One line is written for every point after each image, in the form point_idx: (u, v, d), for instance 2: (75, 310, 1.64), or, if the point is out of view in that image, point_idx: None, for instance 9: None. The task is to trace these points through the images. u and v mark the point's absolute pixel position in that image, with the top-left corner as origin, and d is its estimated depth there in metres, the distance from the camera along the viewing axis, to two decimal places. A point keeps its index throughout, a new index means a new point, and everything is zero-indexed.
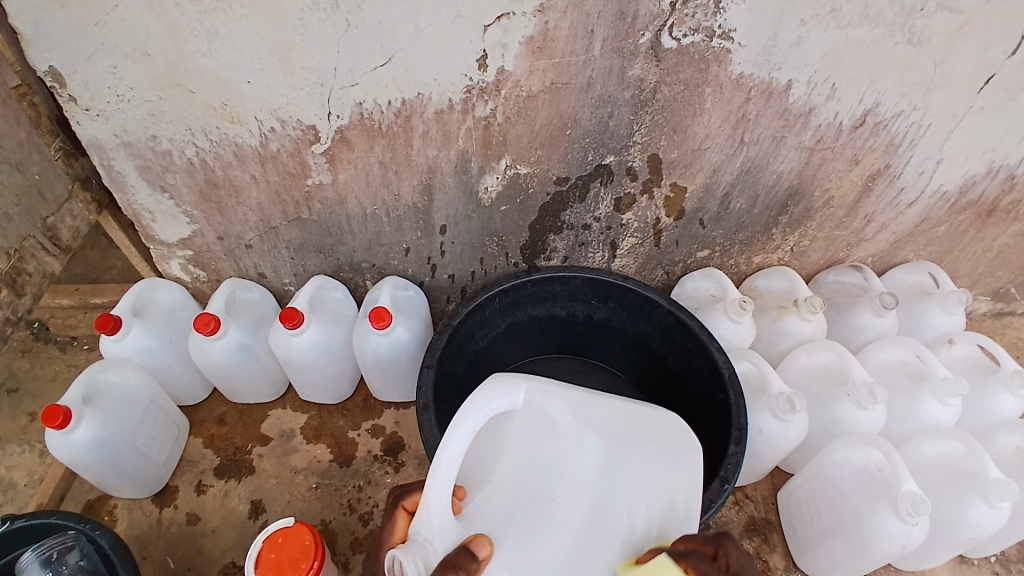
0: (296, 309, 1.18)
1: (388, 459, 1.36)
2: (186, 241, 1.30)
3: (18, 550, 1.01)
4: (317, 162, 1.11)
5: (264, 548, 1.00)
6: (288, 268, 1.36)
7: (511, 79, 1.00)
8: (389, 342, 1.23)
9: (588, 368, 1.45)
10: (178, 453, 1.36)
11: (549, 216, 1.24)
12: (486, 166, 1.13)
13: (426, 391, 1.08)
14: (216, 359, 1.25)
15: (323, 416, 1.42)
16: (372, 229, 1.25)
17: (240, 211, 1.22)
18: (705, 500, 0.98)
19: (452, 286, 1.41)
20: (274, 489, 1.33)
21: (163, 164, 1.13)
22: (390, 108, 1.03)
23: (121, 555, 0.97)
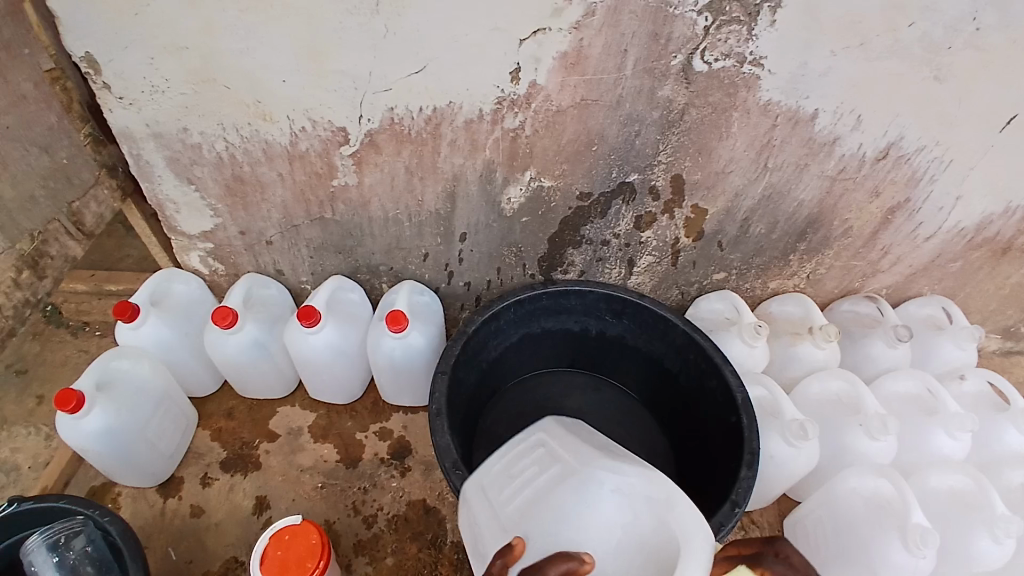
0: (314, 308, 1.19)
1: (394, 463, 1.36)
2: (207, 234, 1.31)
3: (28, 531, 1.02)
4: (344, 164, 1.13)
5: (271, 545, 1.01)
6: (306, 267, 1.37)
7: (542, 93, 1.01)
8: (403, 346, 1.23)
9: (598, 384, 1.46)
10: (185, 445, 1.37)
11: (569, 230, 1.25)
12: (511, 177, 1.14)
13: (439, 396, 1.08)
14: (231, 353, 1.26)
15: (331, 416, 1.42)
16: (393, 233, 1.27)
17: (263, 208, 1.23)
18: (715, 522, 0.98)
19: (467, 294, 1.42)
20: (279, 487, 1.33)
21: (192, 157, 1.15)
22: (421, 114, 1.04)
23: (128, 543, 0.97)
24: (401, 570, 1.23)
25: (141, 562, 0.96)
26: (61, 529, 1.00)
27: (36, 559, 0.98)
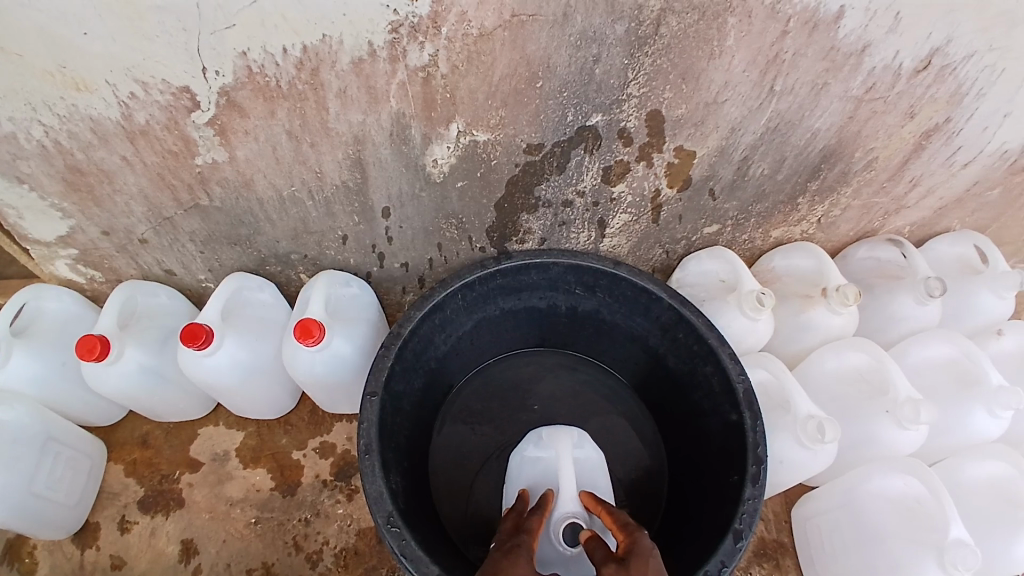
0: (200, 326, 0.91)
1: (340, 484, 1.15)
2: (63, 238, 1.02)
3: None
4: (204, 136, 0.83)
5: None
6: (200, 264, 1.09)
7: (453, 11, 0.71)
8: (326, 358, 0.98)
9: (573, 363, 1.23)
10: (95, 486, 1.15)
11: (519, 193, 0.98)
12: (432, 132, 0.85)
13: (367, 428, 0.85)
14: (116, 386, 1.00)
15: (262, 434, 1.19)
16: (296, 215, 0.98)
17: (119, 200, 0.94)
18: (715, 562, 0.79)
19: (405, 275, 1.15)
20: (207, 527, 1.12)
21: (6, 149, 0.84)
22: (289, 58, 0.73)
23: None
24: None
25: None
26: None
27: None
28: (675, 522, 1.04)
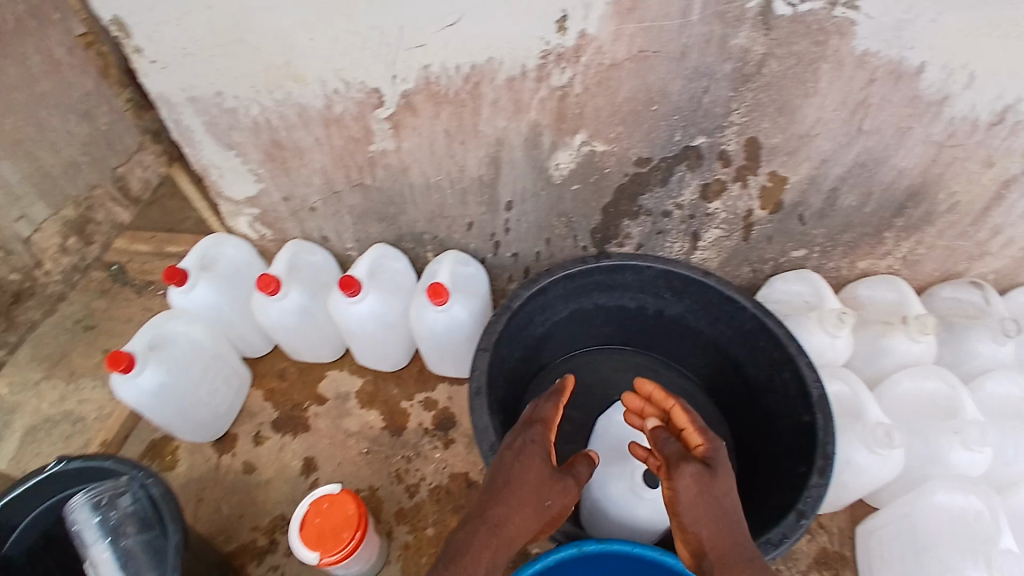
0: (354, 278, 1.16)
1: (438, 433, 1.35)
2: (252, 199, 1.29)
3: (72, 488, 1.00)
4: (381, 128, 1.06)
5: (311, 511, 1.01)
6: (350, 234, 1.33)
7: (593, 44, 0.90)
8: (445, 318, 1.20)
9: (650, 365, 1.37)
10: (237, 406, 1.39)
11: (625, 199, 1.13)
12: (559, 141, 1.03)
13: (479, 376, 1.04)
14: (278, 320, 1.26)
15: (378, 382, 1.43)
16: (435, 200, 1.20)
17: (304, 173, 1.19)
18: (777, 534, 0.89)
19: (513, 263, 1.33)
20: (326, 449, 1.34)
21: (230, 123, 1.10)
22: (459, 72, 0.94)
23: (169, 507, 0.92)
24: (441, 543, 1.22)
25: (181, 525, 0.92)
26: (100, 489, 0.96)
27: (76, 518, 0.94)
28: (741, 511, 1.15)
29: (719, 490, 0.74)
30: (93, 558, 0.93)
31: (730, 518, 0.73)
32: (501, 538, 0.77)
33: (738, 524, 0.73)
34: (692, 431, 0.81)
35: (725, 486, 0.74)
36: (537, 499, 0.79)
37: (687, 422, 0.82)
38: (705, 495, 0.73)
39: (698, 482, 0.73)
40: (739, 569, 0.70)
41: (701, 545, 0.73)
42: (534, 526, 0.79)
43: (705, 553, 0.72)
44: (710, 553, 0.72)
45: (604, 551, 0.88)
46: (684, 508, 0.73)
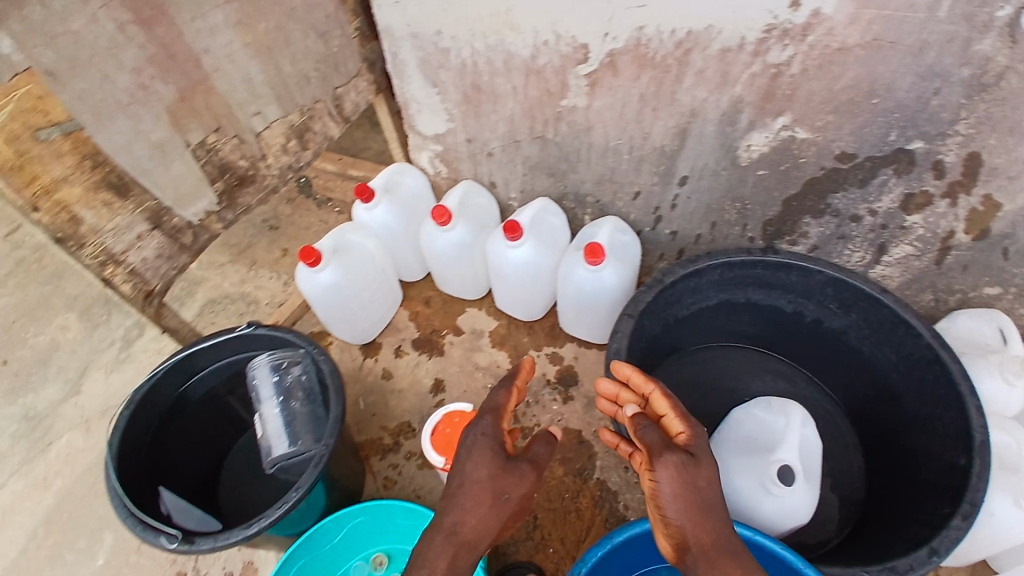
0: (517, 223, 1.24)
1: (559, 388, 1.41)
2: (439, 137, 1.39)
3: (254, 349, 1.11)
4: (578, 84, 1.10)
5: (441, 421, 1.14)
6: (517, 184, 1.41)
7: (825, 24, 0.89)
8: (593, 280, 1.25)
9: (791, 374, 1.39)
10: (383, 320, 1.53)
11: (814, 195, 1.13)
12: (759, 121, 1.05)
13: (620, 337, 1.12)
14: (440, 249, 1.37)
15: (511, 328, 1.51)
16: (609, 164, 1.24)
17: (492, 118, 1.27)
18: (904, 562, 0.88)
19: (670, 242, 1.35)
20: (456, 375, 1.46)
21: (439, 61, 1.20)
22: (672, 37, 0.97)
23: (334, 385, 1.01)
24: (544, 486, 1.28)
25: (340, 404, 0.99)
26: (283, 354, 1.07)
27: (259, 373, 1.07)
28: (864, 539, 1.13)
29: (701, 478, 0.78)
30: (264, 410, 1.04)
31: (712, 507, 0.77)
32: (459, 544, 0.79)
33: (719, 515, 0.77)
34: (676, 420, 0.85)
35: (707, 475, 0.78)
36: (491, 493, 0.81)
37: (671, 411, 0.86)
38: (690, 485, 0.77)
39: (681, 471, 0.77)
40: (720, 558, 0.74)
41: (686, 538, 0.77)
42: (496, 524, 0.81)
43: (687, 545, 0.77)
44: (693, 542, 0.76)
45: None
46: (668, 501, 0.77)
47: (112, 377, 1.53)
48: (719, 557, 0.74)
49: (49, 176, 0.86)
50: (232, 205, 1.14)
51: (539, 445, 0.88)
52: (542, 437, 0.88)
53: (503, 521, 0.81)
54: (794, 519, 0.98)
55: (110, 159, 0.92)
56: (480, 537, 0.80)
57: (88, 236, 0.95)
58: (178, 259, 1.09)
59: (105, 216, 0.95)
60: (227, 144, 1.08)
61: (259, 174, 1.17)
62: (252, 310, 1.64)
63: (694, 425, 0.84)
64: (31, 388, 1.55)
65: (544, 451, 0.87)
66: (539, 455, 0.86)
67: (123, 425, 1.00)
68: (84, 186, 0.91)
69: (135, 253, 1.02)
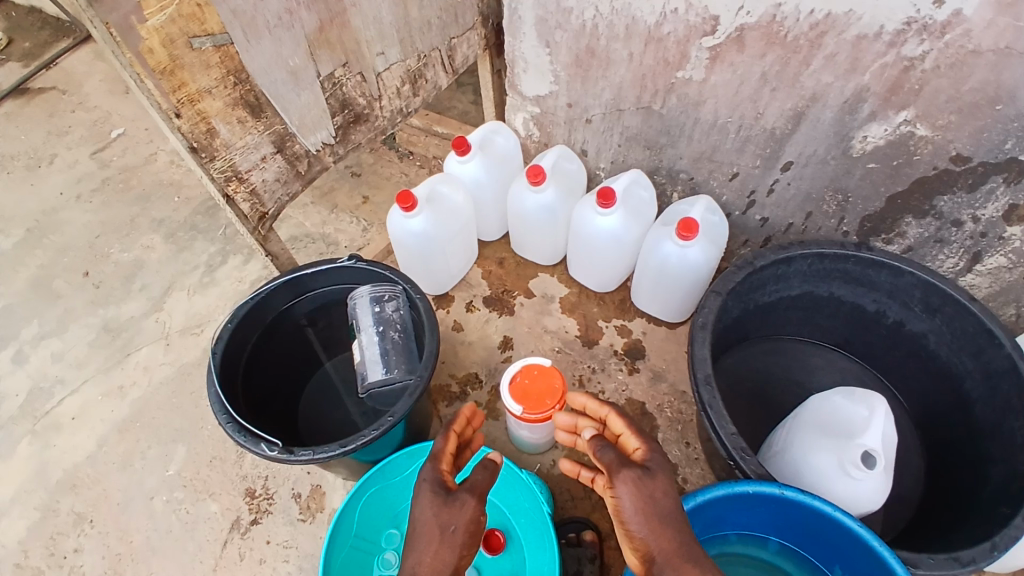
0: (612, 191, 1.27)
1: (626, 359, 1.43)
2: (539, 99, 1.43)
3: (353, 281, 1.16)
4: (700, 56, 1.15)
5: (520, 372, 1.14)
6: (609, 154, 1.45)
7: (963, 25, 0.91)
8: (680, 256, 1.27)
9: (864, 375, 1.46)
10: (459, 273, 1.57)
11: (920, 196, 1.16)
12: (880, 112, 1.07)
13: (706, 312, 1.14)
14: (528, 208, 1.41)
15: (581, 297, 1.53)
16: (712, 141, 1.29)
17: (599, 84, 1.31)
18: (966, 553, 0.91)
19: (759, 230, 1.42)
20: (524, 335, 1.48)
21: (559, 20, 1.24)
22: (809, 18, 1.00)
23: (429, 323, 1.04)
24: None
25: (436, 342, 1.03)
26: (383, 288, 1.12)
27: (359, 304, 1.11)
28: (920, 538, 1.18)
29: (659, 489, 0.79)
30: (364, 340, 1.09)
31: (671, 517, 0.78)
32: None
33: (680, 525, 0.78)
34: (631, 440, 0.88)
35: (664, 486, 0.80)
36: (438, 528, 0.81)
37: (625, 431, 0.89)
38: (648, 497, 0.79)
39: (638, 486, 0.79)
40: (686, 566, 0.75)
41: (651, 550, 0.77)
42: (450, 560, 0.80)
43: (654, 558, 0.76)
44: (659, 556, 0.76)
45: (801, 503, 0.93)
46: (630, 516, 0.78)
47: (196, 298, 1.57)
48: (684, 563, 0.74)
49: (196, 86, 0.89)
50: (344, 140, 1.18)
51: (477, 478, 0.87)
52: (486, 466, 0.88)
53: (458, 552, 0.80)
54: (864, 503, 1.03)
55: (251, 79, 0.95)
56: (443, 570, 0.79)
57: (219, 150, 0.97)
58: (292, 185, 1.13)
59: (238, 133, 0.98)
60: (351, 80, 1.12)
61: (373, 114, 1.21)
62: (331, 251, 1.70)
63: (650, 441, 0.86)
64: (113, 301, 1.59)
65: (483, 479, 0.86)
66: (478, 483, 0.85)
67: (228, 337, 1.04)
68: (225, 101, 0.94)
69: (257, 174, 1.05)
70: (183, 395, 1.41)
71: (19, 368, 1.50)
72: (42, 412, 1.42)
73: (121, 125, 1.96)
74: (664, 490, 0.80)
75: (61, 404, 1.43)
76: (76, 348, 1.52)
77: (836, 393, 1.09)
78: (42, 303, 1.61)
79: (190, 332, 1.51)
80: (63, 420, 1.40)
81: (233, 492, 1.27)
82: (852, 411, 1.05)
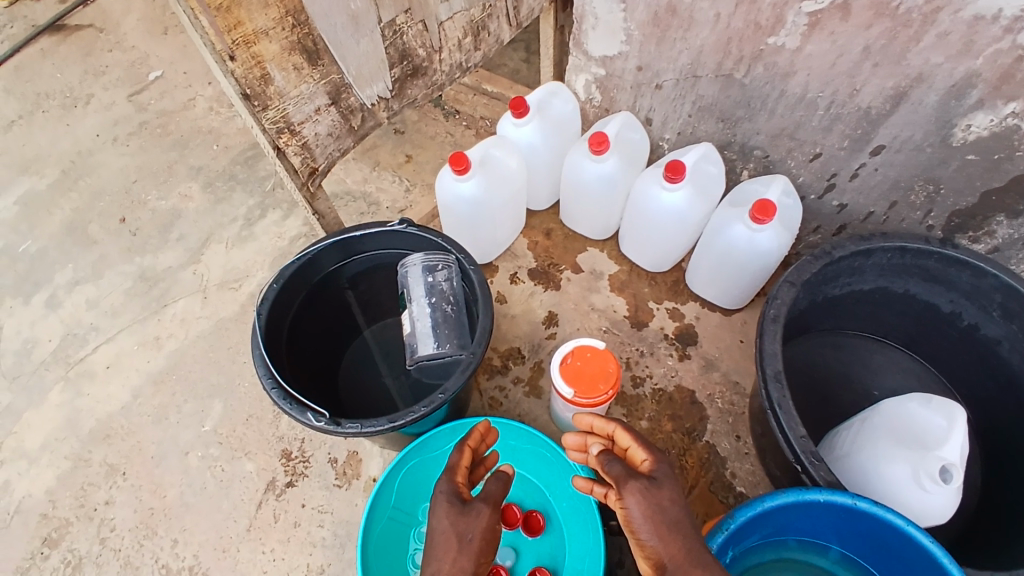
0: (682, 165, 1.19)
1: (676, 344, 1.37)
2: (606, 60, 1.33)
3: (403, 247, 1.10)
4: (795, 22, 1.04)
5: (572, 353, 1.08)
6: (677, 124, 1.35)
7: None
8: (749, 239, 1.20)
9: (926, 376, 1.38)
10: (505, 243, 1.50)
11: (1017, 193, 1.06)
12: (988, 101, 0.98)
13: (778, 304, 1.07)
14: (586, 177, 1.33)
15: (632, 275, 1.46)
16: (796, 118, 1.18)
17: (676, 47, 1.21)
18: None
19: (833, 217, 1.32)
20: (570, 312, 1.42)
21: None
22: None
23: (484, 296, 0.99)
24: (652, 438, 1.26)
25: (491, 317, 0.97)
26: (435, 256, 1.06)
27: (411, 272, 1.05)
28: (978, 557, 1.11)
29: (666, 498, 0.75)
30: (415, 309, 1.03)
31: (682, 525, 0.73)
32: None
33: (692, 533, 0.73)
34: (635, 451, 0.83)
35: (671, 497, 0.75)
36: (456, 537, 0.78)
37: (631, 442, 0.84)
38: (658, 507, 0.74)
39: (647, 495, 0.74)
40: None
41: (663, 562, 0.71)
42: (468, 567, 0.76)
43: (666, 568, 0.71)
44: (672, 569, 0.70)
45: (873, 516, 0.87)
46: (639, 525, 0.74)
47: (233, 252, 1.53)
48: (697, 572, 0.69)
49: (253, 26, 0.81)
50: (400, 95, 1.10)
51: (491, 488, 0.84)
52: (498, 477, 0.86)
53: (476, 559, 0.76)
54: (932, 516, 0.99)
55: (310, 21, 0.87)
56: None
57: (273, 99, 0.90)
58: (344, 141, 1.06)
59: (293, 80, 0.91)
60: (412, 29, 1.03)
61: (431, 68, 1.12)
62: (371, 212, 1.63)
63: (657, 451, 0.82)
64: (149, 250, 1.56)
65: (497, 490, 0.84)
66: (491, 491, 0.83)
67: (273, 298, 1.00)
68: (280, 45, 0.86)
69: (310, 127, 0.98)
70: (220, 350, 1.39)
71: (55, 312, 1.49)
72: (76, 359, 1.42)
73: (159, 67, 1.89)
74: (672, 498, 0.75)
75: (95, 352, 1.42)
76: (111, 295, 1.50)
77: (912, 398, 1.03)
78: (77, 248, 1.58)
79: (228, 287, 1.48)
80: (97, 368, 1.40)
81: (270, 453, 1.26)
82: (928, 420, 0.99)
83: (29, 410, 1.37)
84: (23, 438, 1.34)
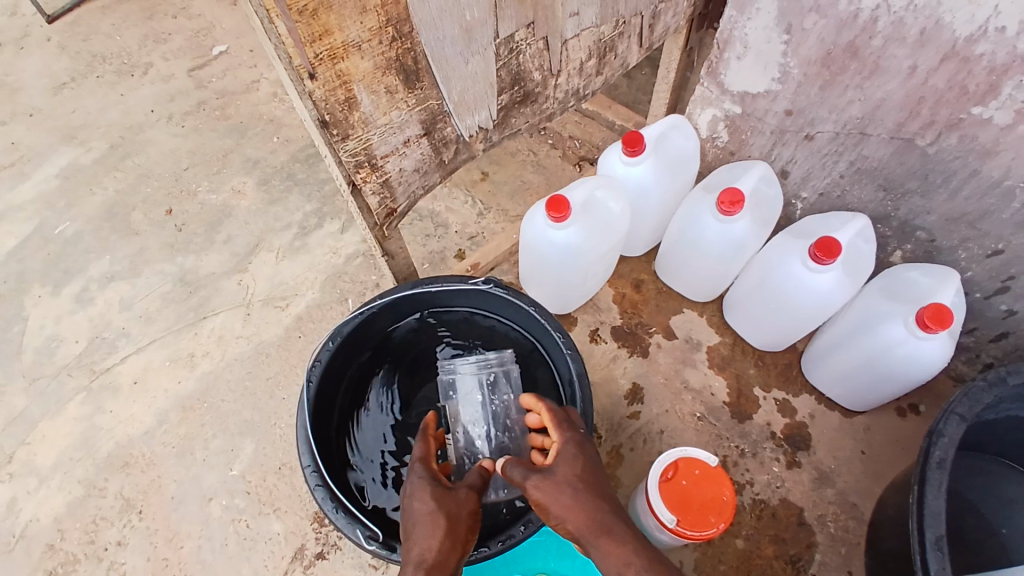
0: (838, 242, 0.95)
1: (785, 447, 1.15)
2: (745, 97, 1.10)
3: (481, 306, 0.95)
4: (1017, 94, 0.80)
5: (680, 469, 0.90)
6: (820, 183, 1.12)
7: None
8: (910, 346, 0.96)
9: None
10: (591, 293, 1.28)
11: None
12: None
13: (946, 443, 0.83)
14: (705, 236, 1.11)
15: (735, 351, 1.24)
16: (986, 204, 0.93)
17: (845, 95, 0.97)
18: None
19: (994, 322, 1.07)
20: (658, 388, 1.21)
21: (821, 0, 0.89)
22: None
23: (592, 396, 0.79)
24: (746, 562, 1.06)
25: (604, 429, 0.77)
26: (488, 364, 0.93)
27: (460, 385, 0.91)
28: None
29: (561, 475, 0.67)
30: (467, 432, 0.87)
31: (586, 492, 0.66)
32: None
33: (597, 495, 0.66)
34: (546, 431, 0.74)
35: (564, 475, 0.67)
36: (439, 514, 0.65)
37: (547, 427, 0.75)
38: (553, 488, 0.66)
39: (538, 484, 0.66)
40: (606, 534, 0.63)
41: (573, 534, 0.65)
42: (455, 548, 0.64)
43: (578, 539, 0.65)
44: (582, 540, 0.64)
45: None
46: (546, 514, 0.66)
47: (283, 266, 1.36)
48: (603, 535, 0.63)
49: (343, 38, 0.62)
50: (503, 124, 0.90)
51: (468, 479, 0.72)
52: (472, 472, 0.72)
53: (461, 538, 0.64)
54: None
55: (415, 35, 0.67)
56: (448, 565, 0.62)
57: (355, 127, 0.71)
58: (430, 177, 0.86)
59: (384, 106, 0.71)
60: (532, 47, 0.82)
61: (543, 94, 0.92)
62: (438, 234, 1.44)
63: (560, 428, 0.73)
64: (192, 250, 1.40)
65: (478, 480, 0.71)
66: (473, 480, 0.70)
67: (327, 360, 0.84)
68: (375, 62, 0.66)
69: (394, 161, 0.79)
70: (257, 379, 1.22)
71: (84, 309, 1.35)
72: (101, 368, 1.28)
73: (224, 41, 1.73)
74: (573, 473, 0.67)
75: (123, 362, 1.28)
76: (147, 298, 1.35)
77: None
78: (115, 238, 1.44)
79: (272, 305, 1.31)
80: (122, 382, 1.26)
81: (302, 513, 1.09)
82: None
83: (44, 420, 1.24)
84: (35, 452, 1.21)
